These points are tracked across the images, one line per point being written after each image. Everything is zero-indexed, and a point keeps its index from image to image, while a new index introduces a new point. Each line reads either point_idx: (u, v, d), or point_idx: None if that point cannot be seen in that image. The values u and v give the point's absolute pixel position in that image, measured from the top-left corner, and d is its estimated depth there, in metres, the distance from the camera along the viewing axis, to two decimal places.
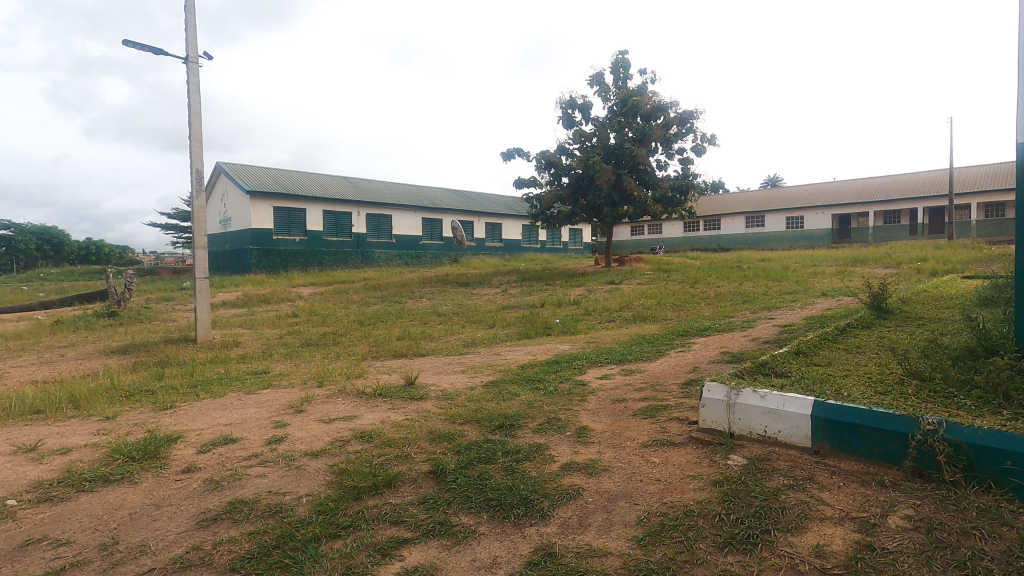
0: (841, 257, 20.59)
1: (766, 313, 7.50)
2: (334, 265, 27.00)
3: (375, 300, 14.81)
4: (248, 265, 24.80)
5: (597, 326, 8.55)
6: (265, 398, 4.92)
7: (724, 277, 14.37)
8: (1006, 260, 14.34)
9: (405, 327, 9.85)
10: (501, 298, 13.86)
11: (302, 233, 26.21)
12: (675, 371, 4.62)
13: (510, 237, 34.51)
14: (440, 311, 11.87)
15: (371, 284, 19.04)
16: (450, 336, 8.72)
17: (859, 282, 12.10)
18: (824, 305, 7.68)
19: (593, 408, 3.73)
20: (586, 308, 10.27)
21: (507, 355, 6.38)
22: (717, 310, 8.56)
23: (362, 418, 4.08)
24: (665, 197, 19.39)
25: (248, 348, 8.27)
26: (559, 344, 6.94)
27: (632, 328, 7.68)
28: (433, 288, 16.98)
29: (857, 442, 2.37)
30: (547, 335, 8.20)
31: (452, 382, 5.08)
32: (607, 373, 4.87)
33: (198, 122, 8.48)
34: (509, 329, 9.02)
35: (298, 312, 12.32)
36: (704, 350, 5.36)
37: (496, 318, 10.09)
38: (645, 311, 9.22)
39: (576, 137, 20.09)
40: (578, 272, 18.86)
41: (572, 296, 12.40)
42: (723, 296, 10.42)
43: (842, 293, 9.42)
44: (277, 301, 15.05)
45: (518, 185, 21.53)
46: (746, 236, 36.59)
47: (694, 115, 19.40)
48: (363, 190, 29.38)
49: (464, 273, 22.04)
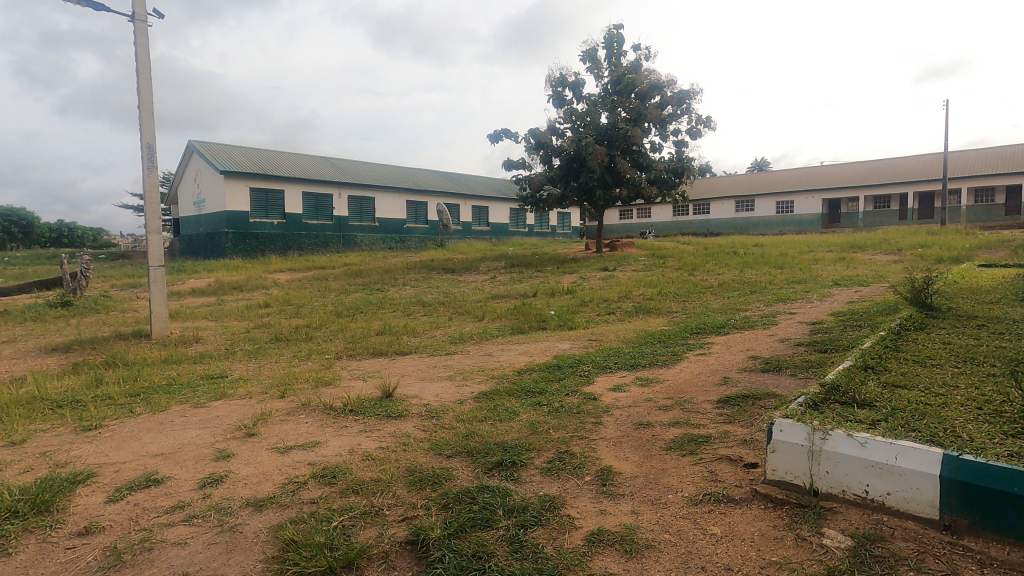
0: (837, 243, 20.11)
1: (783, 307, 6.82)
2: (314, 249, 25.96)
3: (355, 287, 13.94)
4: (223, 249, 23.64)
5: (596, 320, 7.86)
6: (212, 415, 4.11)
7: (723, 264, 13.74)
8: (1011, 248, 13.90)
9: (386, 319, 9.04)
10: (490, 286, 13.06)
11: (280, 216, 25.06)
12: (704, 382, 3.91)
13: (497, 221, 33.61)
14: (425, 300, 11.06)
15: (353, 270, 18.14)
16: (435, 330, 7.93)
17: (865, 271, 11.53)
18: (845, 299, 7.02)
19: (614, 437, 3.00)
20: (582, 299, 9.54)
21: (500, 356, 5.61)
22: (726, 302, 7.87)
23: (326, 447, 3.30)
24: (660, 180, 18.65)
25: (210, 345, 7.40)
26: (558, 342, 6.18)
27: (637, 324, 6.96)
28: (417, 274, 16.13)
29: (1013, 518, 1.68)
30: (542, 330, 7.45)
31: (437, 393, 4.30)
32: (620, 384, 4.13)
33: (147, 89, 7.52)
34: (500, 322, 8.25)
35: (272, 301, 11.44)
36: (728, 353, 4.65)
37: (486, 309, 9.31)
38: (647, 302, 8.54)
39: (567, 116, 19.21)
40: (569, 258, 18.12)
41: (566, 285, 11.63)
42: (728, 286, 9.72)
43: (856, 284, 8.79)
44: (251, 289, 14.10)
45: (507, 167, 20.68)
46: (735, 221, 36.16)
47: (691, 95, 18.60)
48: (344, 171, 28.22)
49: (449, 258, 21.23)
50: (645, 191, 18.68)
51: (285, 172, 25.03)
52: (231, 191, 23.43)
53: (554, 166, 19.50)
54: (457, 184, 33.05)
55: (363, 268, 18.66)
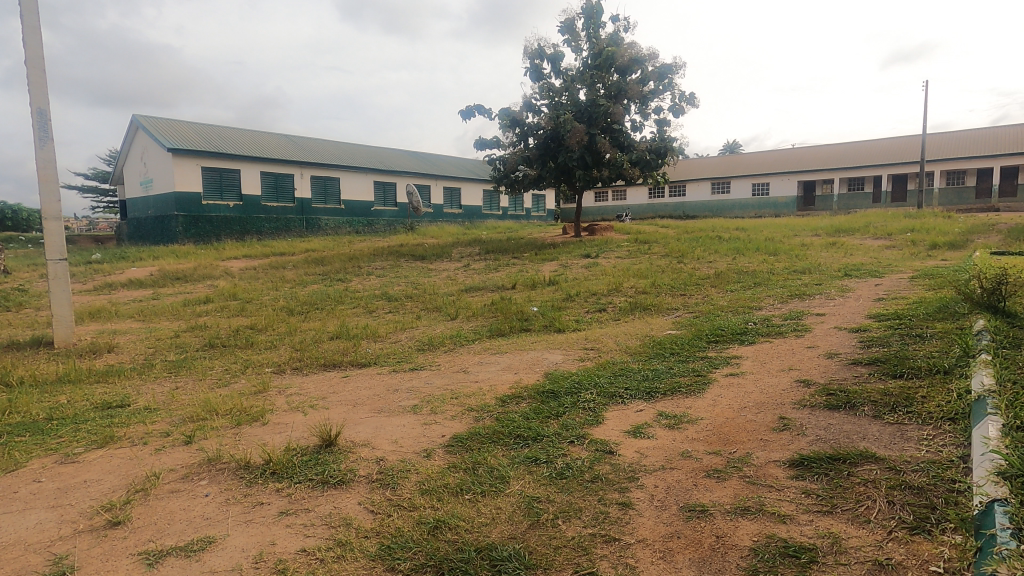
0: (820, 226, 19.50)
1: (805, 306, 5.88)
2: (275, 233, 24.30)
3: (314, 277, 12.63)
4: (173, 233, 21.79)
5: (587, 319, 6.85)
6: (77, 481, 2.93)
7: (712, 250, 12.91)
8: (1005, 233, 13.41)
9: (345, 318, 7.83)
10: (464, 276, 11.93)
11: (236, 198, 23.27)
12: (754, 424, 2.92)
13: (470, 203, 32.32)
14: (391, 293, 9.87)
15: (315, 257, 16.78)
16: (400, 333, 6.78)
17: (865, 259, 10.75)
18: (870, 296, 6.12)
19: (660, 541, 1.98)
20: (567, 292, 8.48)
21: (478, 374, 4.52)
22: (734, 299, 6.90)
23: (222, 550, 2.20)
24: (642, 160, 17.66)
25: (126, 356, 6.11)
26: (547, 353, 5.10)
27: (637, 327, 5.93)
28: (385, 262, 14.87)
29: None
30: (526, 333, 6.39)
31: (396, 441, 3.19)
32: (639, 425, 3.12)
33: (34, 40, 6.07)
34: (477, 323, 7.14)
35: (215, 295, 10.09)
36: (769, 375, 3.69)
37: (460, 306, 8.19)
38: (642, 298, 7.58)
39: (544, 92, 17.99)
40: (546, 243, 17.10)
41: (547, 276, 10.55)
42: (727, 277, 8.79)
43: (869, 275, 7.95)
44: (197, 280, 12.66)
45: (480, 146, 19.46)
46: (711, 203, 35.59)
47: (674, 70, 17.52)
48: (306, 150, 26.46)
49: (419, 243, 20.03)
50: (626, 172, 17.65)
51: (241, 150, 23.21)
52: (180, 171, 21.56)
53: (530, 145, 18.32)
54: (427, 165, 31.55)
55: (326, 255, 17.30)
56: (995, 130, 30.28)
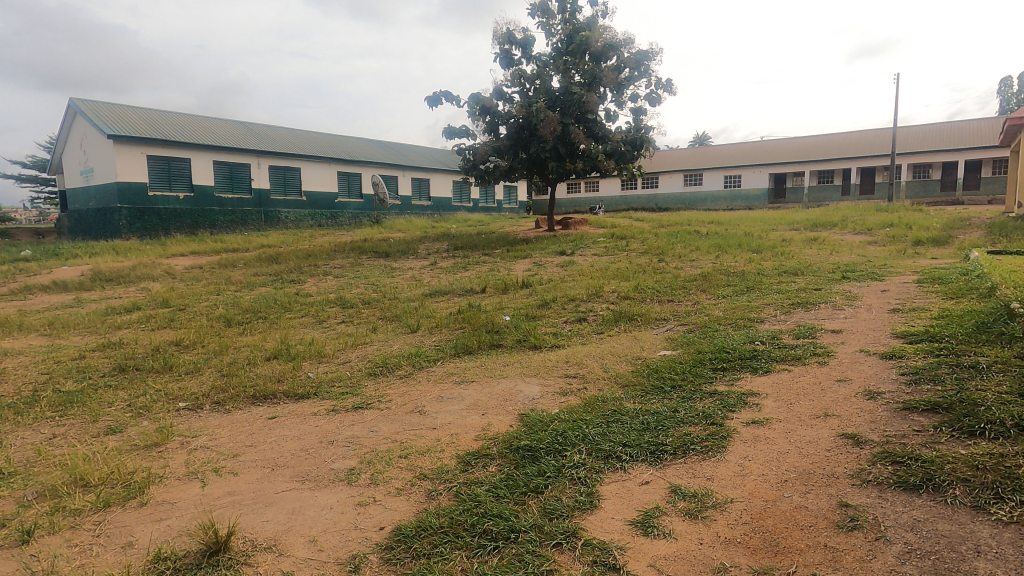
0: (796, 220, 19.13)
1: (815, 320, 5.16)
2: (230, 227, 22.77)
3: (264, 278, 11.48)
4: (116, 227, 20.09)
5: (565, 332, 6.02)
6: None
7: (692, 247, 12.29)
8: (985, 229, 13.14)
9: (289, 331, 6.82)
10: (429, 276, 10.98)
11: (186, 189, 21.67)
12: (807, 516, 2.12)
13: (439, 194, 31.22)
14: (347, 298, 8.89)
15: (271, 254, 15.58)
16: (351, 352, 5.82)
17: (852, 258, 10.23)
18: (882, 306, 5.44)
19: None
20: (542, 298, 7.64)
21: (436, 418, 3.63)
22: (730, 308, 6.17)
23: None
24: (617, 152, 16.89)
25: (9, 387, 5.00)
26: (521, 383, 4.24)
27: (625, 345, 5.10)
28: (345, 260, 13.79)
29: None
30: (495, 350, 5.53)
31: (314, 541, 2.30)
32: (648, 512, 2.29)
33: None
34: (440, 337, 6.22)
35: (145, 301, 8.92)
36: (803, 425, 2.92)
37: (423, 315, 7.28)
38: (627, 306, 6.81)
39: (515, 78, 17.05)
40: (519, 239, 16.27)
41: (519, 277, 9.71)
42: (715, 280, 8.09)
43: (868, 277, 7.34)
44: (131, 282, 11.37)
45: (448, 135, 18.45)
46: (684, 195, 35.27)
47: (650, 57, 16.77)
48: (264, 138, 24.93)
49: (383, 238, 18.94)
50: (601, 164, 16.88)
51: (191, 138, 21.60)
52: (122, 159, 19.85)
53: (501, 135, 17.40)
54: (394, 154, 30.27)
55: (282, 251, 16.11)
56: (959, 124, 30.63)
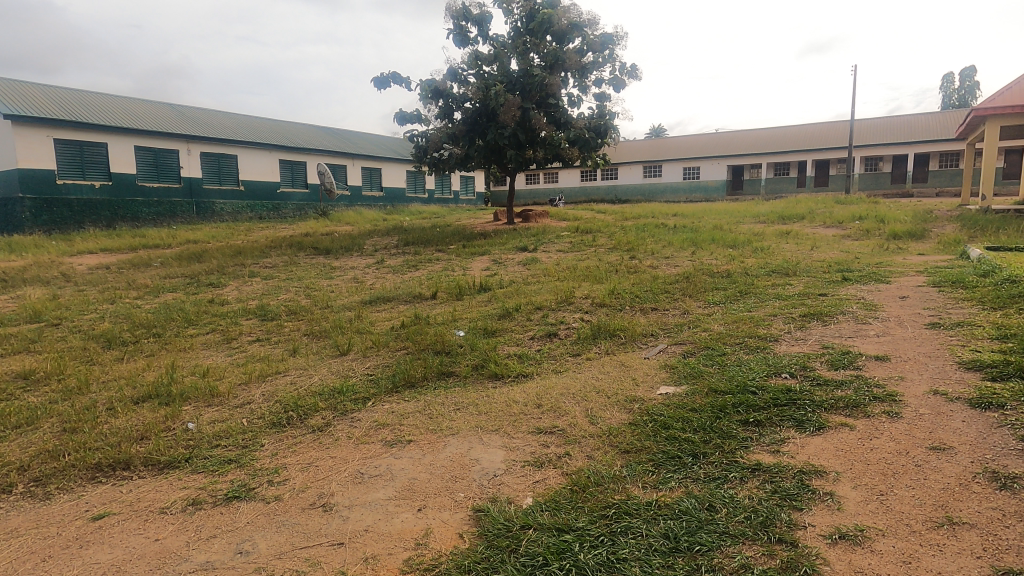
0: (761, 213, 18.58)
1: (843, 340, 4.14)
2: (156, 220, 20.53)
3: (177, 280, 9.84)
4: (18, 220, 17.57)
5: (533, 354, 4.83)
6: None
7: (663, 242, 11.41)
8: (958, 222, 12.71)
9: (183, 356, 5.37)
10: (373, 277, 9.63)
11: (102, 177, 19.31)
12: None
13: (391, 185, 29.51)
14: (269, 307, 7.43)
15: (196, 250, 13.78)
16: (257, 386, 4.46)
17: (836, 254, 9.48)
18: (914, 320, 4.47)
19: None
20: (503, 307, 6.42)
21: (347, 522, 2.37)
22: (730, 319, 5.11)
23: None
24: (580, 139, 15.77)
25: None
26: (476, 446, 3.01)
27: (612, 377, 3.95)
28: (280, 257, 12.22)
29: None
30: (445, 384, 4.29)
31: None
32: None
33: None
34: (375, 364, 4.91)
35: (14, 314, 7.20)
36: (927, 548, 1.83)
37: (357, 330, 5.94)
38: (606, 317, 5.68)
39: (471, 59, 15.70)
40: (476, 232, 15.00)
41: (476, 278, 8.48)
42: (700, 282, 7.07)
43: (872, 280, 6.46)
44: (11, 288, 9.47)
45: (399, 120, 16.96)
46: (643, 186, 34.73)
47: (616, 39, 15.70)
48: (195, 121, 22.65)
49: (328, 232, 17.30)
50: (563, 152, 15.70)
51: (107, 120, 19.21)
52: (23, 142, 17.33)
53: (456, 120, 16.04)
54: (343, 142, 28.34)
55: (210, 247, 14.33)
56: (909, 118, 31.11)
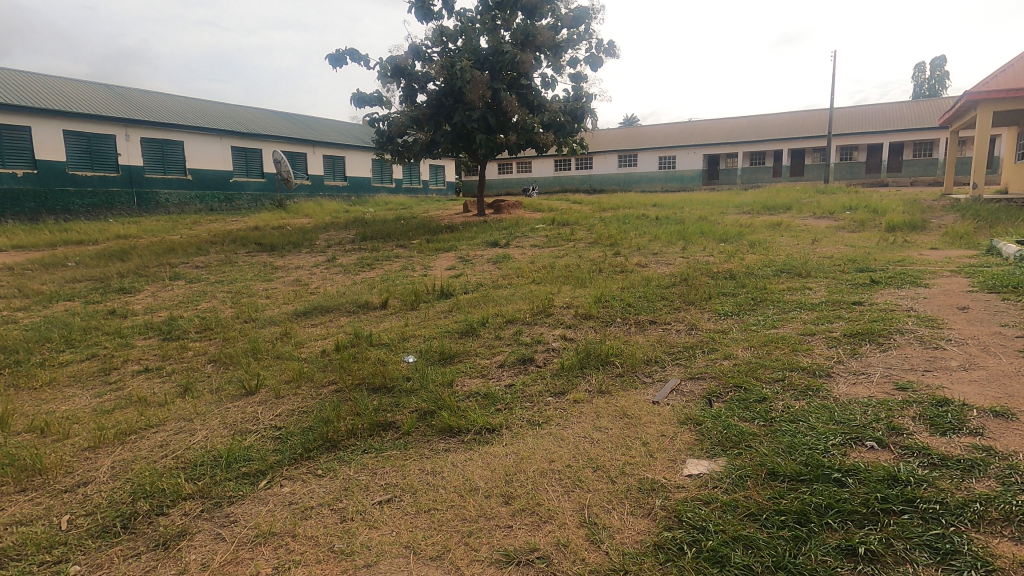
0: (744, 203, 17.68)
1: (923, 378, 3.04)
2: (90, 212, 18.55)
3: (81, 285, 8.26)
4: None
5: (504, 393, 3.59)
6: None
7: (648, 235, 10.34)
8: (956, 212, 11.94)
9: (28, 401, 3.94)
10: (319, 279, 8.28)
11: (26, 165, 17.27)
12: None
13: (355, 174, 27.81)
14: (179, 321, 6.01)
15: (123, 247, 12.11)
16: (109, 452, 3.13)
17: (840, 249, 8.54)
18: (1003, 346, 3.40)
19: None
20: (466, 320, 5.18)
21: None
22: (758, 340, 3.96)
23: None
24: (555, 123, 14.50)
25: None
26: None
27: (614, 439, 2.75)
28: (217, 255, 10.71)
29: None
30: (377, 448, 3.01)
31: None
32: None
33: None
34: (289, 408, 3.62)
35: None
36: None
37: (277, 355, 4.61)
38: (596, 335, 4.49)
39: (434, 35, 14.28)
40: (442, 225, 13.72)
41: (438, 281, 7.23)
42: (702, 286, 5.95)
43: (906, 283, 5.44)
44: None
45: (358, 103, 15.44)
46: (619, 176, 33.79)
47: (591, 13, 14.43)
48: (135, 104, 20.62)
49: (280, 226, 15.70)
50: (537, 137, 14.43)
51: (29, 100, 17.13)
52: None
53: (420, 102, 14.61)
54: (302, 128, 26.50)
55: (140, 244, 12.64)
56: (883, 107, 30.76)
